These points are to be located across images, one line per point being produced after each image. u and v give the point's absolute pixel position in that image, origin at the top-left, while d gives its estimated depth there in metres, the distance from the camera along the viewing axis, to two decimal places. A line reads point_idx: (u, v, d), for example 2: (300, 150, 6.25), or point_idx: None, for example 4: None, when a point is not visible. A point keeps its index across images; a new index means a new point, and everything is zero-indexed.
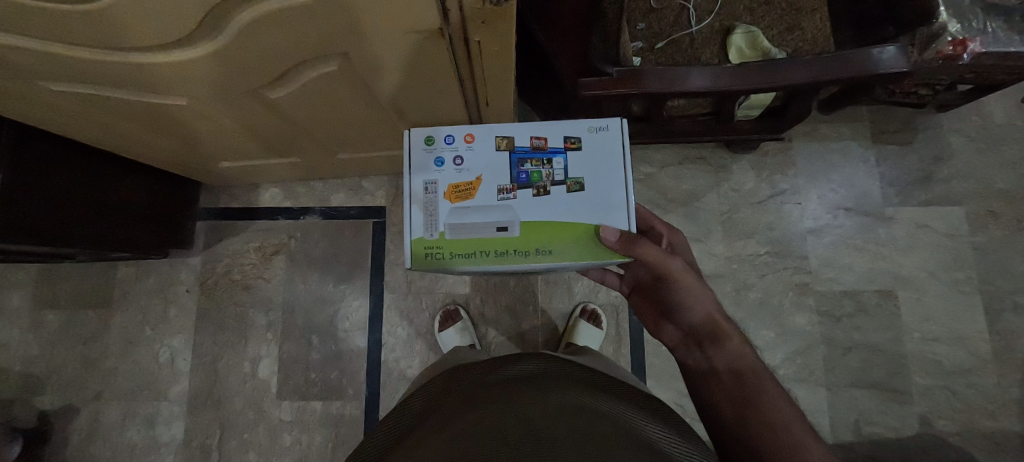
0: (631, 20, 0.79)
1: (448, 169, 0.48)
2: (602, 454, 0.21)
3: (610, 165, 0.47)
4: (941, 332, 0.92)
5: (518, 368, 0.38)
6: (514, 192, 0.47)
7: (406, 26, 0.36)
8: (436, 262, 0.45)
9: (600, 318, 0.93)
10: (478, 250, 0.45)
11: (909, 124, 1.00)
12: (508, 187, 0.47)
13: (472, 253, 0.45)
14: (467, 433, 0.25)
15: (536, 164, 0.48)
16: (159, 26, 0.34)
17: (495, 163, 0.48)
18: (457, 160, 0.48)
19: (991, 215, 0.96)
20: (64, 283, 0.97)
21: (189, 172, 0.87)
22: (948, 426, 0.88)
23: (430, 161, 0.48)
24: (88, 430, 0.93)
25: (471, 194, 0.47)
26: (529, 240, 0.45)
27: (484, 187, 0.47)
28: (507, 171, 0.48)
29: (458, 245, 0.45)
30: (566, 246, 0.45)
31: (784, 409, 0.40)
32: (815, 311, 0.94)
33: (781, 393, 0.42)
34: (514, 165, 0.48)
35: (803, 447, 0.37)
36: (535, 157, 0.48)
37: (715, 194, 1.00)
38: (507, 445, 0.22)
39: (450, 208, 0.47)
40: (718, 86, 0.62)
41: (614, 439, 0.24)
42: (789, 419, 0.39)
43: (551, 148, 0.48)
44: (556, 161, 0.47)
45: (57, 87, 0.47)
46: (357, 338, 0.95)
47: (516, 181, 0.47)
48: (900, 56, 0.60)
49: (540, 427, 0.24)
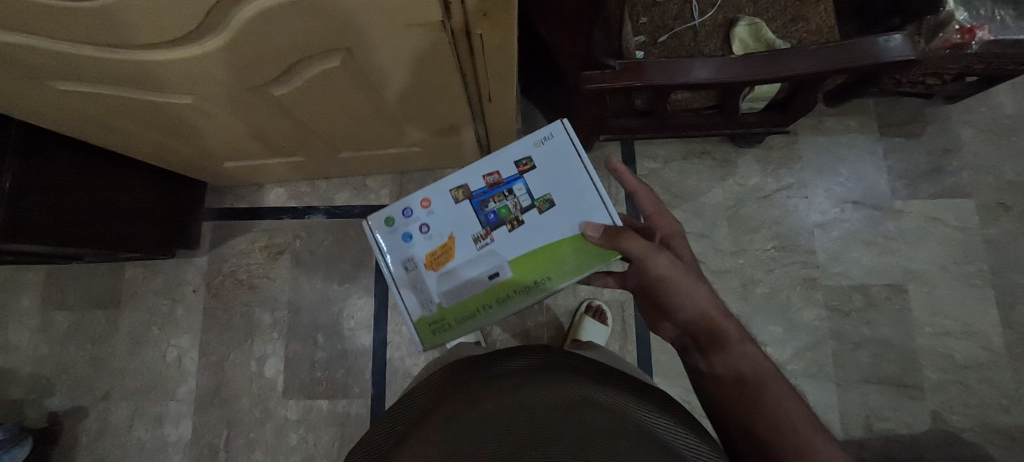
0: (633, 13, 0.78)
1: (419, 239, 0.50)
2: (607, 448, 0.20)
3: (563, 172, 0.50)
4: (953, 326, 0.91)
5: (521, 362, 0.38)
6: (490, 237, 0.49)
7: (407, 19, 0.36)
8: (443, 333, 0.48)
9: (605, 314, 0.92)
10: (475, 304, 0.48)
11: (917, 115, 0.99)
12: (481, 235, 0.49)
13: (472, 310, 0.48)
14: (467, 428, 0.25)
15: (499, 200, 0.50)
16: (162, 24, 0.34)
17: (459, 218, 0.50)
18: (424, 229, 0.50)
19: (1002, 207, 0.95)
20: (73, 284, 0.99)
21: (194, 172, 0.88)
22: (961, 422, 0.87)
23: (399, 244, 0.50)
24: (97, 430, 0.93)
25: (450, 253, 0.49)
26: (526, 274, 0.48)
27: (459, 244, 0.49)
28: (475, 219, 0.50)
29: (456, 311, 0.48)
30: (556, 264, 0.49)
31: (788, 405, 0.35)
32: (823, 305, 0.93)
33: (788, 389, 0.37)
34: (478, 210, 0.50)
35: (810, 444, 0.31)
36: (495, 194, 0.50)
37: (719, 188, 0.99)
38: (510, 439, 0.21)
39: (437, 277, 0.49)
40: (723, 77, 0.61)
41: (618, 432, 0.23)
42: (794, 415, 0.34)
43: (507, 181, 0.50)
44: (516, 189, 0.50)
45: (62, 86, 0.47)
46: (362, 336, 0.96)
47: (487, 225, 0.49)
48: (907, 44, 0.59)
49: (538, 422, 0.23)
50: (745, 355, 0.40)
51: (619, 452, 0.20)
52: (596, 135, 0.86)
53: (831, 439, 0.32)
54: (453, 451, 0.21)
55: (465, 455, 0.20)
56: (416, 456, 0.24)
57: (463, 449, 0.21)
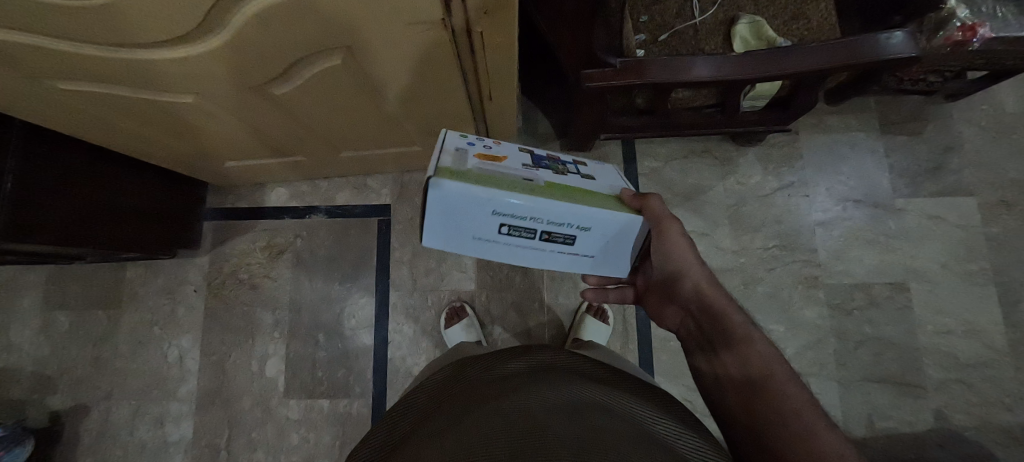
0: (634, 12, 0.78)
1: (473, 144, 0.40)
2: (610, 449, 0.20)
3: (613, 180, 0.46)
4: (956, 325, 0.90)
5: (523, 362, 0.38)
6: (539, 169, 0.39)
7: (408, 17, 0.36)
8: (464, 180, 0.31)
9: (606, 313, 0.92)
10: (502, 183, 0.33)
11: (918, 114, 0.99)
12: (532, 165, 0.40)
13: (497, 183, 0.33)
14: (467, 429, 0.24)
15: (554, 160, 0.43)
16: (163, 23, 0.34)
17: (516, 150, 0.42)
18: (484, 142, 0.41)
19: (1004, 205, 0.94)
20: (74, 284, 0.99)
21: (195, 172, 0.88)
22: (964, 420, 0.86)
23: (456, 140, 0.40)
24: (98, 430, 0.94)
25: (499, 159, 0.38)
26: (563, 191, 0.35)
27: (510, 158, 0.39)
28: (529, 156, 0.41)
29: (483, 176, 0.33)
30: (595, 200, 0.37)
31: (794, 396, 0.37)
32: (825, 304, 0.93)
33: (793, 380, 0.39)
34: (533, 156, 0.42)
35: (813, 432, 0.33)
36: (551, 156, 0.44)
37: (721, 186, 0.99)
38: (510, 440, 0.21)
39: (475, 161, 0.36)
40: (725, 75, 0.61)
41: (620, 433, 0.23)
42: (799, 406, 0.36)
43: (564, 159, 0.44)
44: (569, 164, 0.44)
45: (64, 86, 0.48)
46: (363, 335, 0.96)
47: (538, 162, 0.41)
48: (908, 42, 0.59)
49: (540, 422, 0.23)
50: (756, 354, 0.41)
51: (621, 452, 0.20)
52: (596, 134, 0.86)
53: (833, 429, 0.34)
54: (454, 452, 0.21)
55: (465, 456, 0.20)
56: (417, 456, 0.23)
57: (463, 450, 0.21)
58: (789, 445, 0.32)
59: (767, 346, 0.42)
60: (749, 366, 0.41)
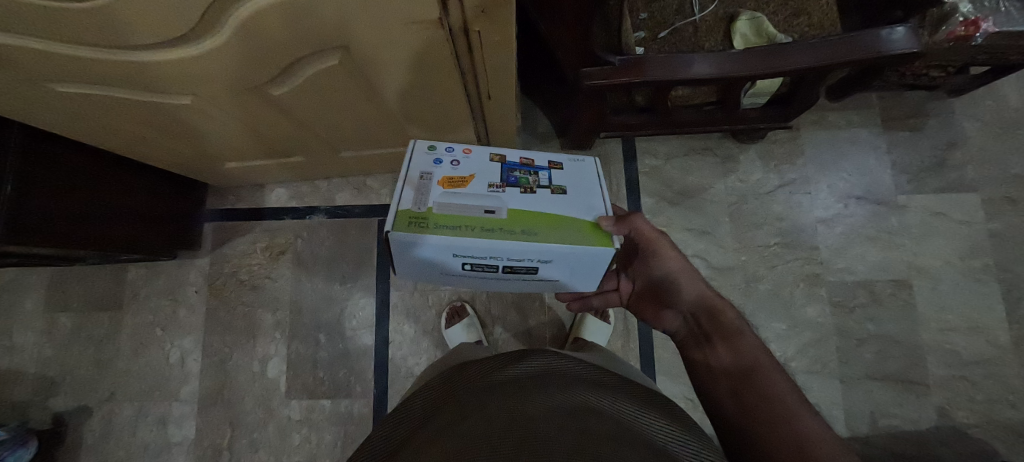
0: (633, 9, 0.78)
1: (446, 166, 0.45)
2: (607, 451, 0.20)
3: (589, 190, 0.45)
4: (959, 322, 0.90)
5: (522, 367, 0.37)
6: (504, 189, 0.44)
7: (403, 17, 0.36)
8: (418, 231, 0.40)
9: (608, 313, 0.92)
10: (458, 224, 0.41)
11: (921, 109, 0.98)
12: (498, 185, 0.44)
13: (453, 227, 0.41)
14: (463, 435, 0.24)
15: (524, 173, 0.46)
16: (159, 25, 0.34)
17: (487, 168, 0.46)
18: (455, 162, 0.46)
19: (1008, 201, 0.94)
20: (77, 285, 0.99)
21: (197, 173, 0.88)
22: (968, 418, 0.86)
23: (425, 163, 0.46)
24: (101, 431, 0.94)
25: (464, 185, 0.44)
26: (515, 223, 0.41)
27: (475, 184, 0.44)
28: (497, 173, 0.45)
29: (445, 218, 0.41)
30: (555, 231, 0.41)
31: (777, 383, 0.39)
32: (827, 302, 0.92)
33: (777, 369, 0.41)
34: (503, 171, 0.46)
35: (798, 418, 0.35)
36: (522, 169, 0.46)
37: (722, 185, 0.98)
38: (506, 444, 0.21)
39: (444, 193, 0.43)
40: (725, 72, 0.61)
41: (616, 435, 0.23)
42: (782, 392, 0.38)
43: (537, 165, 0.47)
44: (541, 174, 0.46)
45: (64, 89, 0.48)
46: (364, 335, 0.96)
47: (504, 181, 0.45)
48: (910, 37, 0.58)
49: (537, 427, 0.23)
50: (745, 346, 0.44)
51: (616, 455, 0.20)
52: (596, 133, 0.86)
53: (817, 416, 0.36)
54: (452, 454, 0.21)
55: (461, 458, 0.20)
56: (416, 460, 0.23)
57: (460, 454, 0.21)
58: (781, 431, 0.34)
59: (757, 342, 0.45)
60: (738, 356, 0.44)
